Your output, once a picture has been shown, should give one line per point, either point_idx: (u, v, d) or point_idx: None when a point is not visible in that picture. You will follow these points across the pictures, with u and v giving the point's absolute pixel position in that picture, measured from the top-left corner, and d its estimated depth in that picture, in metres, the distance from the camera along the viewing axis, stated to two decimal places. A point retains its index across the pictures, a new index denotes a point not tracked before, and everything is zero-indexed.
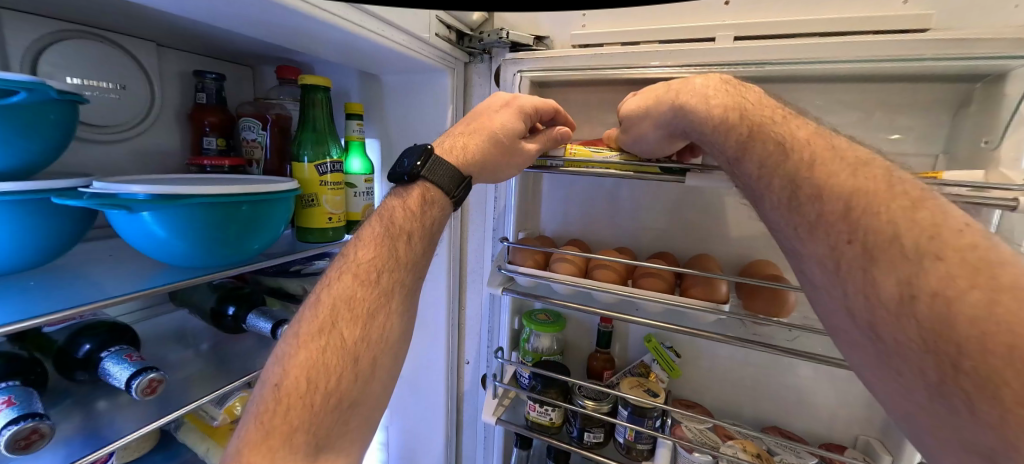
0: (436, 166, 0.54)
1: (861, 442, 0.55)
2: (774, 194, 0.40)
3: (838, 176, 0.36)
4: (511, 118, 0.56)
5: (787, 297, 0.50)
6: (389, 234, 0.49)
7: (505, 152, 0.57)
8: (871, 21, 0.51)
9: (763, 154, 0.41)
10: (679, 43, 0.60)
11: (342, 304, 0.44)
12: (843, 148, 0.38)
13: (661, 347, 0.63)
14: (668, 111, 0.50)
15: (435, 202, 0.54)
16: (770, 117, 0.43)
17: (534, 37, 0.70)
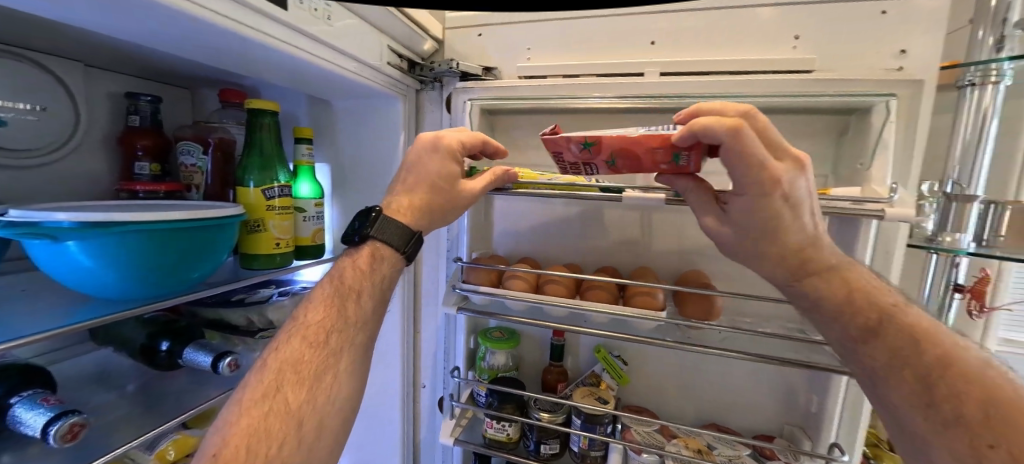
0: (383, 228, 0.55)
1: (787, 430, 0.61)
2: (901, 388, 0.37)
3: (970, 379, 0.34)
4: (444, 165, 0.57)
5: (715, 303, 0.56)
6: (339, 293, 0.50)
7: (452, 200, 0.58)
8: (768, 63, 0.60)
9: (890, 344, 0.40)
10: (613, 76, 0.67)
11: (288, 368, 0.44)
12: (972, 352, 0.36)
13: (610, 357, 0.66)
14: (783, 276, 0.47)
15: (385, 259, 0.56)
16: (894, 310, 0.42)
17: (482, 68, 0.74)
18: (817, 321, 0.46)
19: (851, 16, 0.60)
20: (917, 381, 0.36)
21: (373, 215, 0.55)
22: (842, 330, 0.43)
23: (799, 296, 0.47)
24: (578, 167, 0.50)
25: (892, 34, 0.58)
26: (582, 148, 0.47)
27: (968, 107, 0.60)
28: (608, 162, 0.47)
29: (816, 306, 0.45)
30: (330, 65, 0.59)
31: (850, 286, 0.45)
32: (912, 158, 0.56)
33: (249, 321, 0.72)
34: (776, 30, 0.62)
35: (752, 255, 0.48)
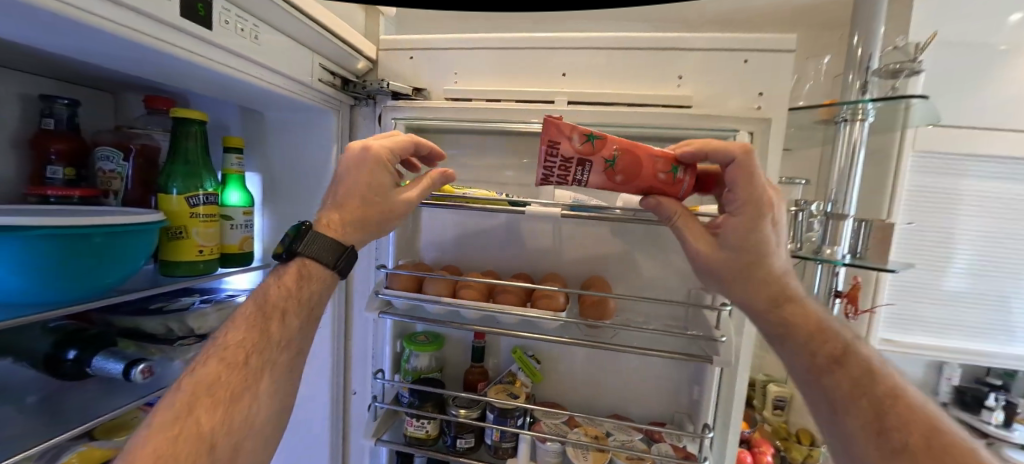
0: (312, 243, 0.55)
1: (676, 417, 0.70)
2: (854, 413, 0.42)
3: (914, 414, 0.40)
4: (378, 175, 0.59)
5: (609, 304, 0.64)
6: (264, 312, 0.51)
7: (388, 210, 0.60)
8: (656, 98, 0.71)
9: (848, 375, 0.45)
10: (528, 102, 0.75)
11: (202, 388, 0.44)
12: (904, 389, 0.43)
13: (525, 357, 0.73)
14: (761, 303, 0.53)
15: (313, 275, 0.56)
16: (845, 346, 0.48)
17: (412, 88, 0.80)
18: (783, 347, 0.51)
19: (723, 62, 0.71)
20: (870, 409, 0.42)
21: (303, 231, 0.56)
22: (807, 361, 0.48)
23: (778, 321, 0.52)
24: (573, 165, 0.54)
25: (753, 80, 0.70)
26: (584, 146, 0.53)
27: (845, 136, 0.79)
28: (610, 162, 0.54)
29: (785, 333, 0.51)
30: (252, 78, 0.61)
31: (813, 322, 0.51)
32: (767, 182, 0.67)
33: (168, 330, 0.71)
34: (665, 71, 0.73)
35: (728, 279, 0.53)
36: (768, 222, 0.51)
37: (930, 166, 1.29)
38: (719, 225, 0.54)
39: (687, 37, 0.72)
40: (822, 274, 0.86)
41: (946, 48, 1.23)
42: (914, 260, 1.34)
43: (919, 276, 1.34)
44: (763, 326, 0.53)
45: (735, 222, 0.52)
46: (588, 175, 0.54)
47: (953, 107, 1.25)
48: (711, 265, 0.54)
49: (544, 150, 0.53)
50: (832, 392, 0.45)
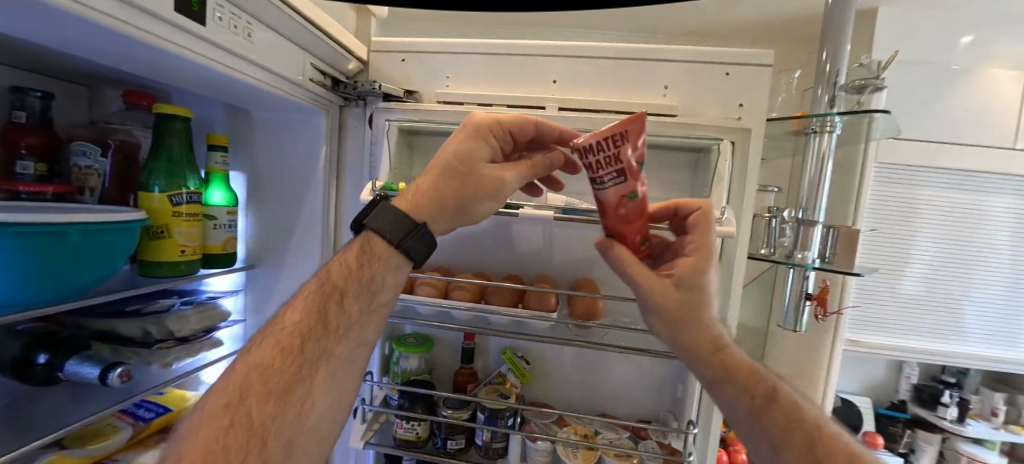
0: (379, 216, 0.53)
1: (661, 414, 0.72)
2: (792, 453, 0.44)
3: (837, 447, 0.43)
4: (483, 147, 0.55)
5: (598, 304, 0.66)
6: (322, 294, 0.48)
7: (486, 185, 0.54)
8: (643, 106, 0.74)
9: (778, 416, 0.48)
10: (519, 108, 0.76)
11: (255, 375, 0.42)
12: (823, 424, 0.47)
13: (515, 358, 0.73)
14: (701, 348, 0.55)
15: (379, 253, 0.52)
16: (770, 386, 0.51)
17: (404, 91, 0.80)
18: (717, 392, 0.53)
19: (706, 75, 0.75)
20: (803, 444, 0.44)
21: (377, 202, 0.54)
22: (746, 404, 0.50)
23: (718, 367, 0.54)
24: (614, 167, 0.49)
25: (733, 91, 0.74)
26: (635, 161, 0.49)
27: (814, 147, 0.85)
28: (634, 191, 0.51)
29: (725, 375, 0.53)
30: (244, 76, 0.60)
31: (742, 367, 0.53)
32: (745, 188, 0.71)
33: (145, 333, 0.68)
34: (652, 81, 0.76)
35: (674, 320, 0.55)
36: (715, 267, 0.57)
37: (891, 176, 1.38)
38: (676, 267, 0.56)
39: (673, 50, 0.75)
40: (794, 277, 0.91)
41: (905, 66, 1.32)
42: (876, 265, 1.42)
43: (881, 280, 1.42)
44: (701, 372, 0.55)
45: (689, 263, 0.56)
46: (610, 184, 0.50)
47: (912, 122, 1.34)
48: (660, 307, 0.55)
49: (611, 138, 0.48)
50: (770, 432, 0.47)
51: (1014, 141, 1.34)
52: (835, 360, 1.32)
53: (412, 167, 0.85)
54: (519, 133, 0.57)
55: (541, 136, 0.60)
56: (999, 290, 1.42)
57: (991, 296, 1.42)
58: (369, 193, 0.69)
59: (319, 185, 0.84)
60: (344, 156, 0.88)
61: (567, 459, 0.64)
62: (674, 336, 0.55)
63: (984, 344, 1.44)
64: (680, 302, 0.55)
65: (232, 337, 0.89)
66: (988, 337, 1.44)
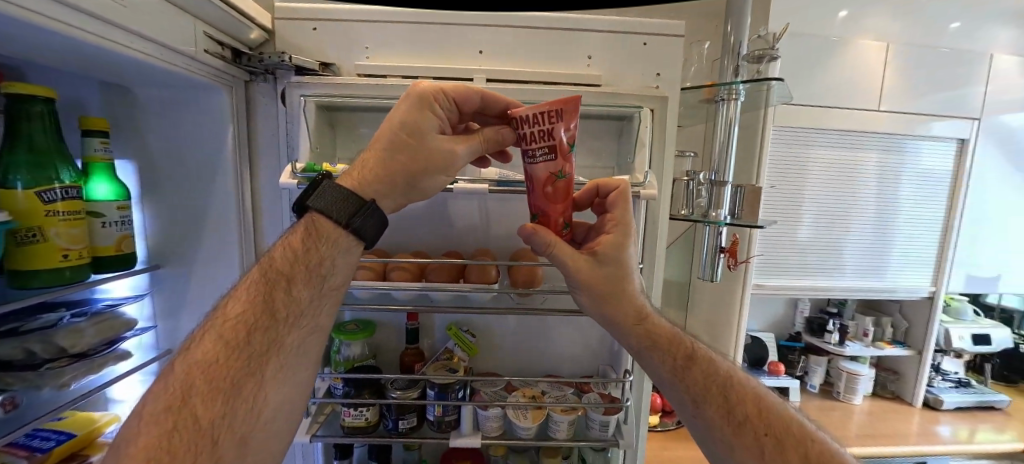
0: (324, 195, 0.49)
1: (601, 368, 0.77)
2: (710, 404, 0.53)
3: (740, 389, 0.53)
4: (429, 118, 0.51)
5: (537, 272, 0.68)
6: (266, 281, 0.45)
7: (435, 159, 0.52)
8: (568, 77, 0.75)
9: (696, 370, 0.55)
10: (447, 80, 0.74)
11: (197, 373, 0.39)
12: (726, 368, 0.56)
13: (460, 332, 0.74)
14: (629, 318, 0.59)
15: (324, 234, 0.49)
16: (685, 344, 0.58)
17: (319, 63, 0.74)
18: (643, 357, 0.58)
19: (626, 44, 0.77)
20: (718, 393, 0.53)
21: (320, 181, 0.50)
22: (670, 365, 0.56)
23: (643, 335, 0.58)
24: (546, 143, 0.51)
25: (652, 61, 0.78)
26: (567, 141, 0.52)
27: (722, 113, 0.92)
28: (562, 171, 0.54)
29: (651, 344, 0.58)
30: (122, 48, 0.51)
31: (663, 328, 0.59)
32: (665, 154, 0.76)
33: (28, 353, 0.59)
34: (576, 50, 0.77)
35: (604, 296, 0.59)
36: (633, 242, 0.60)
37: (785, 137, 1.56)
38: (598, 244, 0.58)
39: (593, 19, 0.77)
40: (708, 234, 1.01)
41: (794, 38, 1.48)
42: (775, 217, 1.62)
43: (779, 229, 1.63)
44: (628, 343, 0.59)
45: (609, 240, 0.58)
46: (541, 159, 0.53)
47: (802, 89, 1.51)
48: (590, 284, 0.58)
49: (548, 113, 0.50)
50: (690, 387, 0.55)
51: (878, 102, 1.56)
52: (743, 302, 1.50)
53: (336, 147, 0.79)
54: (464, 101, 0.55)
55: (487, 106, 0.58)
56: (869, 231, 1.69)
57: (863, 237, 1.69)
58: (289, 176, 0.64)
59: (230, 171, 0.76)
60: (255, 136, 0.81)
61: (518, 421, 0.65)
62: (602, 312, 0.59)
63: (858, 277, 1.72)
64: (605, 280, 0.58)
65: (140, 346, 0.79)
66: (862, 270, 1.71)
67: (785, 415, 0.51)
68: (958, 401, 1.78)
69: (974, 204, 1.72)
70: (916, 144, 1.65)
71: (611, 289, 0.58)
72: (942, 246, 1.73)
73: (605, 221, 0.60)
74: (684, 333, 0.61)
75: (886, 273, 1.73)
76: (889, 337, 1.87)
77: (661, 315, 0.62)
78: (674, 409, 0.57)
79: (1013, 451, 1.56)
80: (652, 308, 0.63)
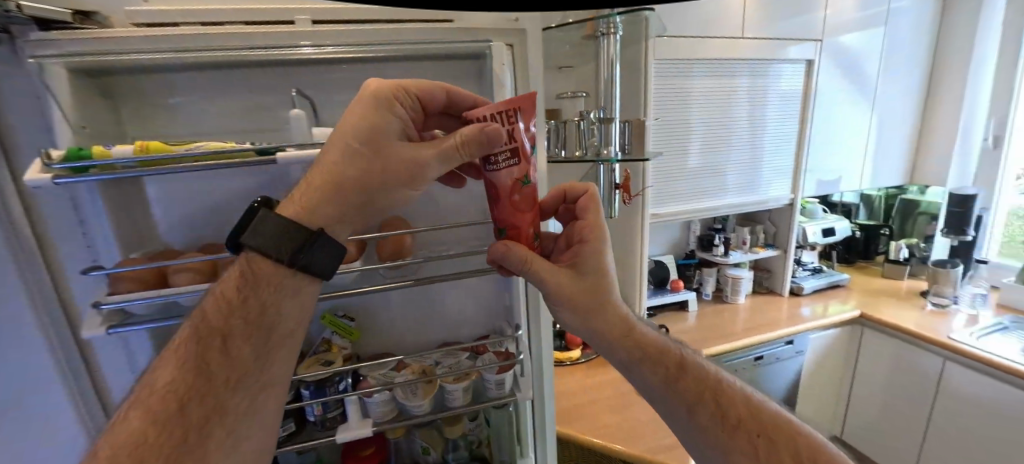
0: (260, 232, 0.47)
1: (496, 325, 0.76)
2: (703, 409, 0.57)
3: (728, 394, 0.58)
4: (386, 122, 0.49)
5: (405, 241, 0.62)
6: (200, 344, 0.46)
7: (395, 171, 0.49)
8: (411, 13, 0.65)
9: (685, 377, 0.60)
10: (262, 24, 0.61)
11: (125, 452, 0.40)
12: (712, 374, 0.61)
13: (336, 319, 0.66)
14: (617, 334, 0.61)
15: (260, 280, 0.49)
16: (673, 354, 0.63)
17: (73, 12, 0.53)
18: (634, 369, 0.61)
19: None
20: (711, 400, 0.58)
21: (257, 211, 0.48)
22: (663, 376, 0.60)
23: (635, 348, 0.61)
24: (507, 147, 0.51)
25: None
26: (526, 144, 0.53)
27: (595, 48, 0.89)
28: (526, 176, 0.54)
29: (642, 358, 0.61)
30: None
31: (651, 341, 0.63)
32: (532, 93, 0.70)
33: None
34: None
35: (588, 307, 0.61)
36: (608, 250, 0.64)
37: (667, 70, 1.62)
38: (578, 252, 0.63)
39: None
40: (602, 172, 1.02)
41: None
42: (664, 149, 1.71)
43: (669, 162, 1.73)
44: (620, 356, 0.62)
45: (587, 246, 0.63)
46: (504, 165, 0.52)
47: (676, 20, 1.55)
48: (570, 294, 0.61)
49: (504, 112, 0.50)
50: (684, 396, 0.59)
51: (743, 30, 1.67)
52: (643, 230, 1.60)
53: (125, 122, 0.63)
54: (428, 100, 0.53)
55: (454, 104, 0.56)
56: (743, 153, 1.87)
57: (740, 159, 1.87)
58: (38, 169, 0.47)
59: None
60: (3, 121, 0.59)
61: (408, 400, 0.62)
62: (588, 325, 0.61)
63: (739, 194, 1.92)
64: (587, 289, 0.61)
65: None
66: (741, 188, 1.91)
67: (770, 412, 0.57)
68: (814, 285, 2.15)
69: (819, 119, 1.99)
70: (777, 68, 1.81)
71: (594, 296, 0.62)
72: (798, 157, 1.98)
73: (581, 228, 0.64)
74: (671, 343, 0.66)
75: (759, 188, 1.95)
76: (762, 242, 2.17)
77: (647, 327, 0.66)
78: (667, 419, 0.61)
79: (851, 317, 1.96)
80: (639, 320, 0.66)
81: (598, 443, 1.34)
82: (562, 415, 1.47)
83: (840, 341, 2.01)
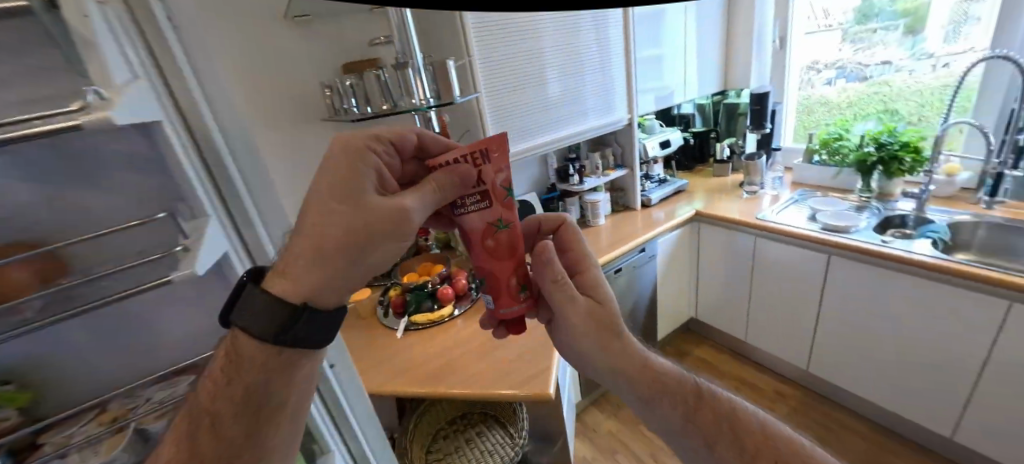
0: (244, 309, 0.56)
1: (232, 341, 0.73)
2: (726, 449, 0.63)
3: (749, 428, 0.65)
4: (364, 178, 0.60)
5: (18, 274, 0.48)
6: (193, 423, 0.54)
7: (382, 219, 0.58)
8: None
9: (700, 413, 0.66)
10: None
11: None
12: (735, 409, 0.67)
13: None
14: (630, 372, 0.68)
15: (246, 359, 0.56)
16: (690, 390, 0.69)
17: None
18: (654, 406, 0.67)
19: None
20: (732, 434, 0.64)
21: (244, 286, 0.57)
22: (682, 408, 0.67)
23: (646, 375, 0.68)
24: (475, 191, 0.66)
25: None
26: (499, 184, 0.67)
27: None
28: (499, 218, 0.68)
29: (659, 395, 0.67)
30: None
31: (666, 378, 0.69)
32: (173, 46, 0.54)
33: None
34: None
35: (593, 334, 0.70)
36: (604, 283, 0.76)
37: None
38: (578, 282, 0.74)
39: None
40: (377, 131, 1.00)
41: None
42: (504, 87, 1.61)
43: (508, 100, 1.64)
44: (639, 393, 0.68)
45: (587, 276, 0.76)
46: (474, 207, 0.67)
47: None
48: (571, 321, 0.70)
49: (471, 154, 0.64)
50: (704, 431, 0.65)
51: None
52: None
53: None
54: (400, 143, 0.67)
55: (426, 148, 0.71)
56: (587, 80, 1.88)
57: (585, 85, 1.89)
58: None
59: None
60: None
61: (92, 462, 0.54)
62: (596, 354, 0.70)
63: (589, 122, 1.96)
64: (591, 319, 0.70)
65: None
66: (589, 115, 1.95)
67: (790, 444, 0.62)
68: (661, 195, 2.37)
69: (643, 36, 2.06)
70: None
71: (599, 327, 0.70)
72: (630, 75, 2.03)
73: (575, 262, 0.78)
74: (688, 377, 0.71)
75: (604, 112, 2.01)
76: (612, 165, 2.30)
77: (664, 361, 0.72)
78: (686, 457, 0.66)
79: (689, 217, 2.22)
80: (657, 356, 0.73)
81: (467, 390, 1.38)
82: (435, 373, 1.47)
83: (684, 240, 2.29)
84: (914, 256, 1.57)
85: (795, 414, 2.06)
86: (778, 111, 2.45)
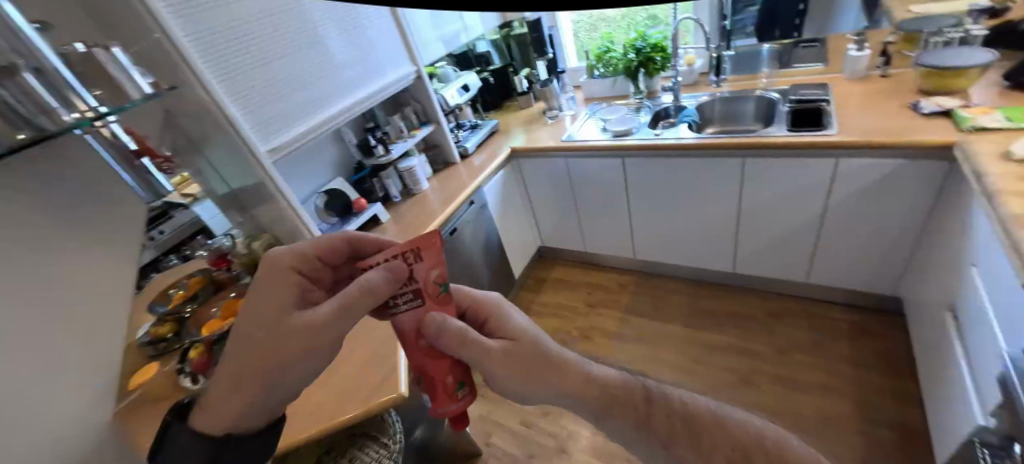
0: (173, 449, 0.69)
1: None
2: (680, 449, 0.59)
3: (711, 426, 0.60)
4: (285, 293, 0.71)
5: None
6: None
7: (291, 330, 0.68)
8: None
9: (648, 418, 0.62)
10: None
11: None
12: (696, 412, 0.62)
13: None
14: (573, 390, 0.64)
15: None
16: (642, 398, 0.64)
17: None
18: (605, 423, 0.64)
19: None
20: (691, 438, 0.60)
21: (171, 424, 0.73)
22: (632, 418, 0.62)
23: (601, 397, 0.63)
24: (400, 290, 0.67)
25: None
26: (417, 283, 0.66)
27: None
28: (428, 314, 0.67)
29: (611, 407, 0.63)
30: None
31: (617, 390, 0.64)
32: None
33: None
34: None
35: (524, 373, 0.66)
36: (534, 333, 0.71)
37: None
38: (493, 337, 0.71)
39: None
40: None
41: None
42: (243, 65, 1.28)
43: (256, 80, 1.32)
44: (592, 410, 0.64)
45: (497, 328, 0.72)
46: (395, 303, 0.67)
47: None
48: (496, 371, 0.66)
49: (401, 255, 0.66)
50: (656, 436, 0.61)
51: None
52: (269, 172, 1.40)
53: None
54: (326, 258, 0.79)
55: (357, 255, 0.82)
56: (349, 35, 1.64)
57: (349, 41, 1.65)
58: None
59: None
60: None
61: None
62: (527, 388, 0.65)
63: (369, 81, 1.77)
64: (518, 358, 0.66)
65: None
66: (367, 74, 1.75)
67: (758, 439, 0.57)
68: (477, 139, 2.34)
69: None
70: None
71: (523, 362, 0.66)
72: (397, 19, 1.84)
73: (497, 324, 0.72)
74: (642, 385, 0.66)
75: (384, 66, 1.83)
76: (416, 122, 2.18)
77: (615, 372, 0.67)
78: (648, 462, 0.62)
79: (506, 156, 2.25)
80: (611, 369, 0.68)
81: (306, 434, 1.14)
82: None
83: (510, 179, 2.33)
84: (682, 142, 1.85)
85: (631, 296, 2.41)
86: (552, 37, 2.52)
